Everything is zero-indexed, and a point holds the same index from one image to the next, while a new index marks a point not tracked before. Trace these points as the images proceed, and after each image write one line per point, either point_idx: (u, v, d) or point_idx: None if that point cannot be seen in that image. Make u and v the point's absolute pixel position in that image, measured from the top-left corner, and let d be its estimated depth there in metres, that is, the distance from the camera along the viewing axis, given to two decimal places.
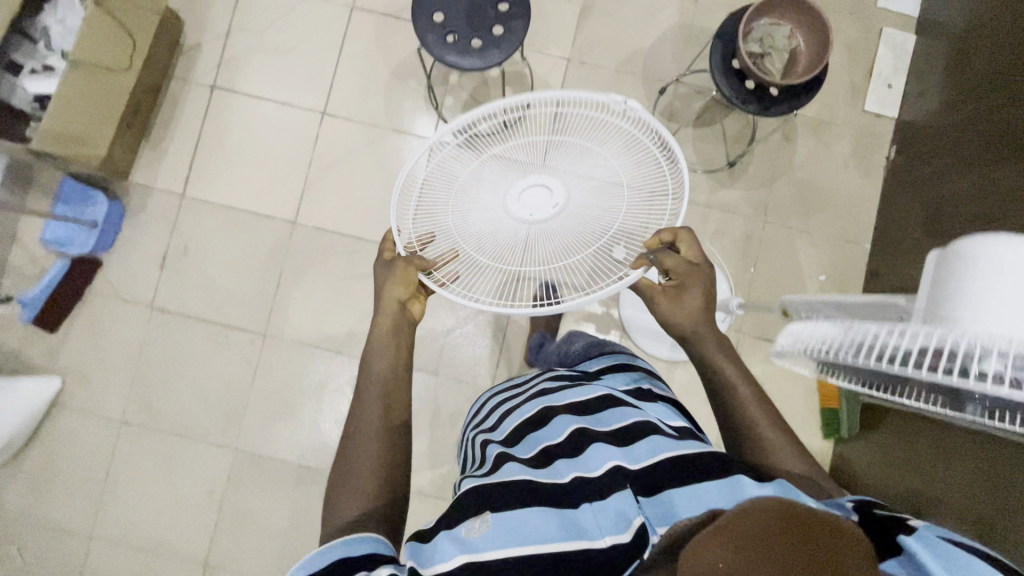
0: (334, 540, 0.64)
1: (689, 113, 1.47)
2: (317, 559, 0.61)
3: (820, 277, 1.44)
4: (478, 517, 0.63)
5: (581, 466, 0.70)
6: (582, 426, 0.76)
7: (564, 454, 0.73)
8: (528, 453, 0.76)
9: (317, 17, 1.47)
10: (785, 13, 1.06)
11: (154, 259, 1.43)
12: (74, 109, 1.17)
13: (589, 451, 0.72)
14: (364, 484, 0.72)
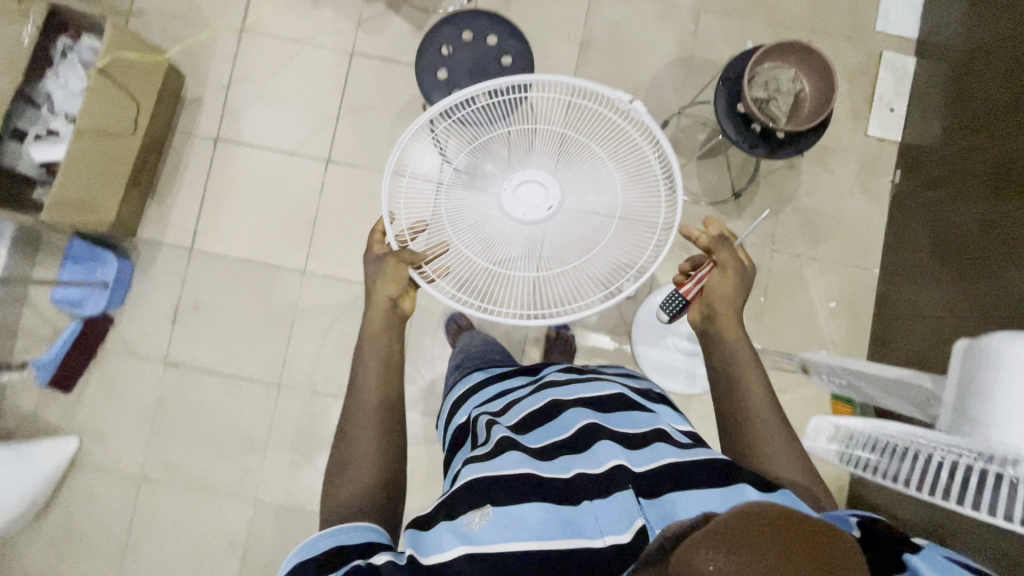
0: (332, 528, 0.68)
1: (692, 145, 1.47)
2: (317, 544, 0.66)
3: (830, 304, 1.45)
4: (480, 510, 0.66)
5: (587, 461, 0.72)
6: (592, 421, 0.79)
7: (570, 447, 0.76)
8: (535, 443, 0.77)
9: (317, 65, 1.47)
10: (788, 55, 1.06)
11: (165, 314, 1.43)
12: (80, 175, 1.15)
13: (599, 445, 0.74)
14: (359, 476, 0.78)
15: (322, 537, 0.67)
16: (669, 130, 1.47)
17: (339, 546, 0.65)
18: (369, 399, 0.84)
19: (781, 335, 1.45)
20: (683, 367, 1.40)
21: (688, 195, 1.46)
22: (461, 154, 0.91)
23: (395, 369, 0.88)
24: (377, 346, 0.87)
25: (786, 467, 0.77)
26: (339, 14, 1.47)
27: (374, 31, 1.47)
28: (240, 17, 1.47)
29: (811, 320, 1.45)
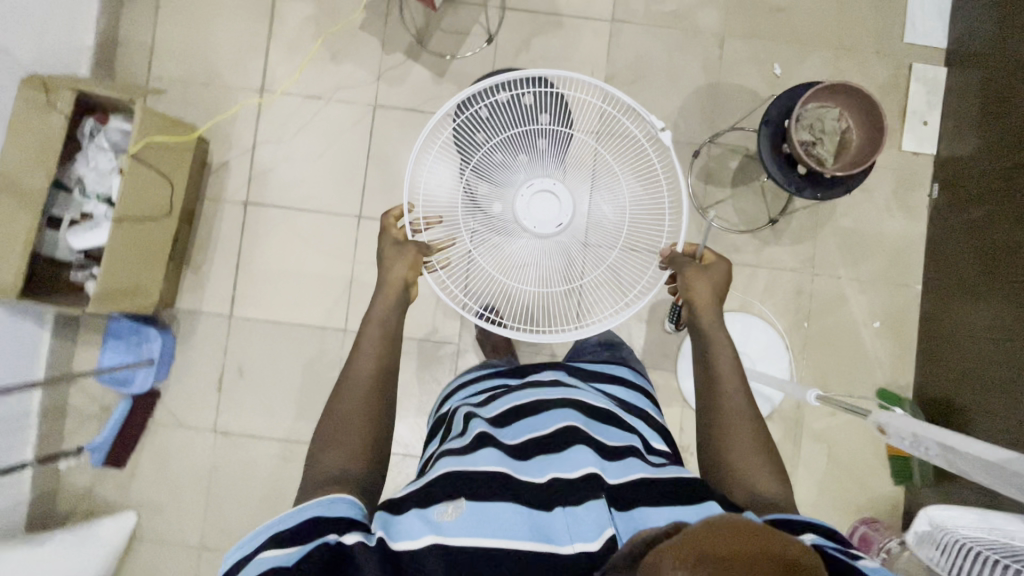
0: (309, 503, 0.72)
1: (726, 173, 1.45)
2: (293, 517, 0.69)
3: (873, 324, 1.44)
4: (454, 502, 0.72)
5: (563, 463, 0.79)
6: (576, 425, 0.86)
7: (548, 448, 0.82)
8: (512, 439, 0.85)
9: (341, 120, 1.46)
10: (834, 95, 1.03)
11: (210, 382, 1.43)
12: (123, 262, 1.15)
13: (573, 451, 0.81)
14: (343, 450, 0.83)
15: (304, 508, 0.71)
16: (700, 160, 1.45)
17: (318, 519, 0.69)
18: (360, 378, 0.90)
19: (826, 359, 1.44)
20: None
21: (723, 224, 1.45)
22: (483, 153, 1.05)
23: (386, 350, 0.94)
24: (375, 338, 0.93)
25: (764, 483, 0.85)
26: (359, 67, 1.45)
27: (395, 82, 1.46)
28: (260, 77, 1.45)
29: (856, 342, 1.44)
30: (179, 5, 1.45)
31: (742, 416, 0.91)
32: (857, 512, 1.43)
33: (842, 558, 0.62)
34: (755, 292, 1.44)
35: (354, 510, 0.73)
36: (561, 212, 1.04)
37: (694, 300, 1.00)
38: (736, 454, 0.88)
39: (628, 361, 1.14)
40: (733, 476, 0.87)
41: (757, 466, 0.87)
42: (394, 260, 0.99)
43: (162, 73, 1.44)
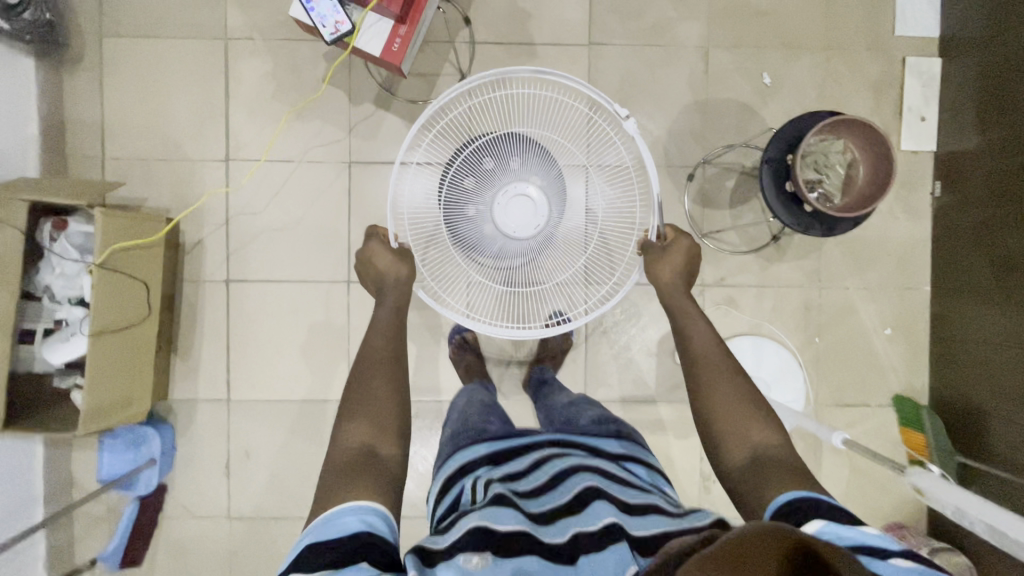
0: (341, 518, 0.73)
1: (723, 193, 1.39)
2: (327, 529, 0.72)
3: (885, 331, 1.41)
4: (480, 553, 0.69)
5: (586, 518, 0.76)
6: (596, 484, 0.82)
7: (569, 511, 0.79)
8: (535, 506, 0.80)
9: (316, 182, 1.37)
10: (834, 128, 0.98)
11: (218, 470, 1.39)
12: (106, 377, 1.09)
13: (593, 507, 0.78)
14: (367, 425, 0.91)
15: (334, 519, 0.73)
16: (695, 183, 1.39)
17: (346, 532, 0.71)
18: (376, 361, 0.98)
19: (841, 372, 1.42)
20: None
21: (725, 247, 1.39)
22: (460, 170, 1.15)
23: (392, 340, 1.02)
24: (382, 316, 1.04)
25: (757, 431, 0.91)
26: (327, 124, 1.37)
27: (368, 135, 1.37)
28: (224, 146, 1.37)
29: (869, 351, 1.42)
30: (126, 80, 1.36)
31: (720, 365, 0.99)
32: (884, 519, 1.42)
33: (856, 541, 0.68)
34: (764, 313, 1.40)
35: (384, 526, 0.75)
36: (537, 213, 1.12)
37: (658, 282, 1.08)
38: (733, 423, 0.92)
39: (630, 431, 1.04)
40: (732, 436, 0.91)
41: (753, 421, 0.92)
42: (394, 266, 1.07)
43: (119, 155, 1.36)
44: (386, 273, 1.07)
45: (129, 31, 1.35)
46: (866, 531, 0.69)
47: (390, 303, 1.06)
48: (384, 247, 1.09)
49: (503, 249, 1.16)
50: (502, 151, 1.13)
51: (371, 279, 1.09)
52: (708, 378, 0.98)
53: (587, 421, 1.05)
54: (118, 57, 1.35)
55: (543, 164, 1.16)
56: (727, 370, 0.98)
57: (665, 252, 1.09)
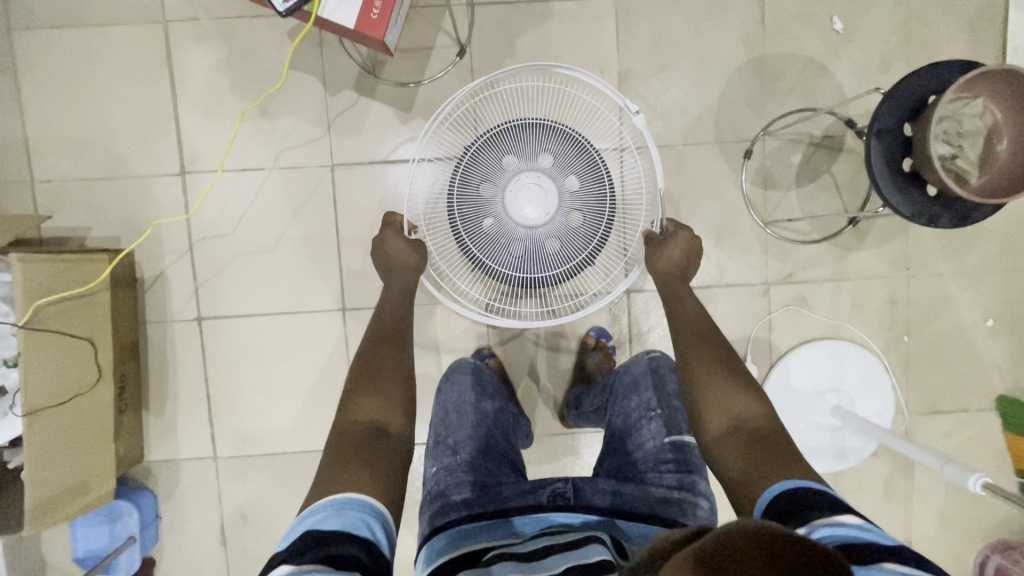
0: (348, 511, 0.59)
1: (787, 170, 1.14)
2: (331, 521, 0.58)
3: (987, 323, 1.19)
4: None
5: (576, 554, 0.63)
6: (597, 530, 0.69)
7: (562, 546, 0.66)
8: (532, 545, 0.68)
9: (294, 191, 1.13)
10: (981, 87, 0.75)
11: (211, 537, 1.18)
12: (60, 461, 0.90)
13: (590, 543, 0.65)
14: (379, 398, 0.75)
15: (339, 513, 0.59)
16: (754, 160, 1.14)
17: (352, 534, 0.57)
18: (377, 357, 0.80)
19: (935, 374, 1.19)
20: (831, 439, 1.16)
21: (794, 236, 1.16)
22: (474, 162, 0.93)
23: (399, 318, 0.87)
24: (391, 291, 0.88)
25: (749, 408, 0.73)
26: (301, 120, 1.12)
27: (351, 130, 1.12)
28: (177, 156, 1.12)
29: (968, 348, 1.19)
30: (51, 84, 1.11)
31: (701, 338, 0.82)
32: (988, 539, 1.22)
33: (855, 538, 0.52)
34: (843, 310, 1.18)
35: (389, 546, 0.60)
36: (549, 210, 0.90)
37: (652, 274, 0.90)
38: (706, 394, 0.76)
39: (691, 452, 0.84)
40: (708, 406, 0.75)
41: (730, 390, 0.75)
42: (405, 253, 0.88)
43: (53, 176, 1.12)
44: (396, 259, 0.89)
45: (46, 23, 1.10)
46: (851, 525, 0.53)
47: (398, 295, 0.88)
48: (397, 235, 0.90)
49: (533, 261, 0.93)
50: (523, 142, 0.92)
51: (382, 266, 0.91)
52: (686, 359, 0.80)
53: (647, 453, 0.85)
54: (36, 57, 1.10)
55: (575, 155, 0.93)
56: (711, 342, 0.81)
57: (663, 245, 0.89)
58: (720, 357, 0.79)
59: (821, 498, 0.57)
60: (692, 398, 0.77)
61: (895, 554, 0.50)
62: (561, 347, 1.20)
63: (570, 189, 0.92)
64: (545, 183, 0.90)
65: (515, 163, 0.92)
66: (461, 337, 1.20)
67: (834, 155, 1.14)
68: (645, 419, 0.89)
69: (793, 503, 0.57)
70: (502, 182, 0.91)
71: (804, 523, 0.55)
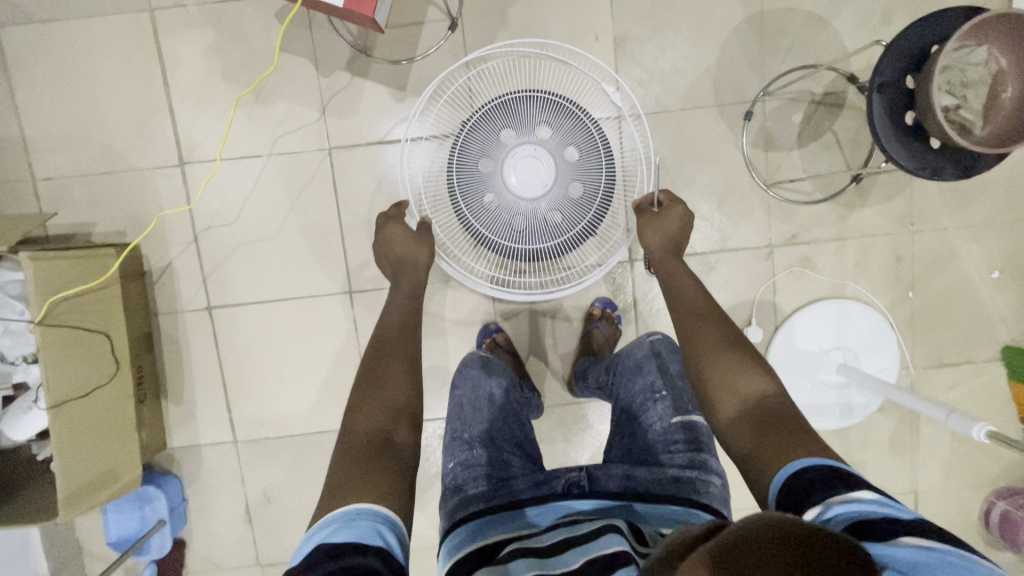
0: (358, 517, 0.60)
1: (788, 130, 1.13)
2: (343, 531, 0.58)
3: (992, 275, 1.18)
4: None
5: (592, 547, 0.64)
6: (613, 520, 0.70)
7: (578, 538, 0.67)
8: (549, 539, 0.70)
9: (293, 176, 1.13)
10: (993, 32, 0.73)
11: (237, 516, 1.23)
12: (82, 454, 0.91)
13: (604, 535, 0.66)
14: (392, 381, 0.79)
15: (350, 523, 0.59)
16: (755, 121, 1.13)
17: (363, 542, 0.57)
18: (386, 352, 0.82)
19: (940, 328, 1.20)
20: (836, 402, 1.18)
21: (798, 197, 1.15)
22: (471, 139, 0.92)
23: (406, 305, 0.88)
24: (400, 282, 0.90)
25: (747, 375, 0.74)
26: (295, 104, 1.11)
27: (346, 112, 1.11)
28: (174, 147, 1.12)
29: (972, 300, 1.19)
30: (42, 80, 1.10)
31: (708, 320, 0.82)
32: (993, 487, 1.25)
33: (875, 515, 0.52)
34: (847, 269, 1.18)
35: (401, 550, 0.60)
36: (548, 183, 0.90)
37: (647, 252, 0.91)
38: (712, 376, 0.76)
39: (699, 430, 0.85)
40: (714, 380, 0.76)
41: (736, 369, 0.75)
42: (415, 248, 0.91)
43: (53, 174, 1.12)
44: (405, 256, 0.91)
45: (32, 17, 1.09)
46: (865, 501, 0.53)
47: (412, 283, 0.90)
48: (403, 230, 0.92)
49: (536, 235, 0.93)
50: (517, 115, 0.91)
51: (390, 262, 0.93)
52: (690, 341, 0.81)
53: (657, 434, 0.86)
54: (24, 54, 1.10)
55: (572, 125, 0.92)
56: (714, 323, 0.81)
57: (657, 219, 0.90)
58: (725, 336, 0.80)
59: (833, 474, 0.57)
60: (699, 384, 0.77)
61: (914, 526, 0.50)
62: (567, 319, 1.22)
63: (570, 160, 0.92)
64: (543, 155, 0.90)
65: (513, 137, 0.92)
66: (467, 313, 1.21)
67: (836, 113, 1.12)
68: (650, 402, 0.90)
69: (808, 482, 0.57)
70: (501, 158, 0.91)
71: (817, 504, 0.55)
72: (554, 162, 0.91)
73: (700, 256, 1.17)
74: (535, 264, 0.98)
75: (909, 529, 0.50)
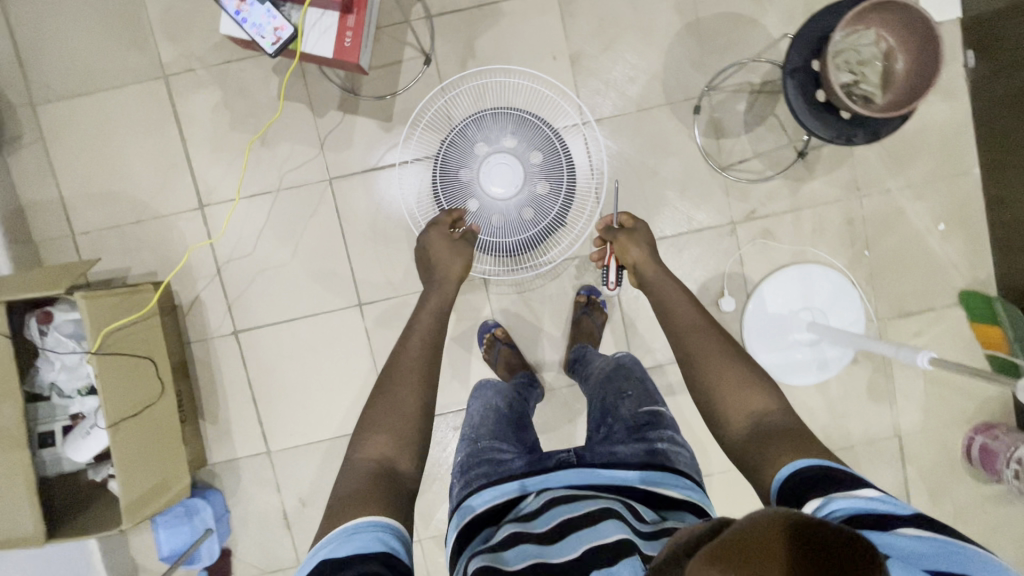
0: (356, 530, 0.62)
1: (735, 118, 1.26)
2: (343, 546, 0.60)
3: (939, 227, 1.30)
4: None
5: (591, 535, 0.67)
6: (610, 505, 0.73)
7: (577, 524, 0.70)
8: (544, 524, 0.72)
9: (300, 207, 1.27)
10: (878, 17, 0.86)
11: (276, 522, 1.33)
12: (140, 466, 1.04)
13: (605, 522, 0.69)
14: (409, 384, 0.81)
15: (350, 538, 0.61)
16: (703, 113, 1.26)
17: (365, 553, 0.59)
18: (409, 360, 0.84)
19: (898, 281, 1.31)
20: (811, 358, 1.29)
21: (751, 176, 1.28)
22: (449, 153, 1.07)
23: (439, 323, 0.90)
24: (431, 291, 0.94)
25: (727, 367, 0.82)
26: (297, 143, 1.26)
27: (341, 145, 1.26)
28: (194, 193, 1.27)
29: (924, 252, 1.31)
30: (75, 147, 1.26)
31: (707, 332, 0.87)
32: (971, 424, 1.34)
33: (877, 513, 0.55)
34: (804, 235, 1.30)
35: (403, 551, 0.63)
36: (518, 184, 1.03)
37: (637, 262, 1.00)
38: (721, 390, 0.80)
39: (665, 416, 0.91)
40: (708, 370, 0.82)
41: (746, 388, 0.79)
42: (450, 258, 0.97)
43: (90, 227, 1.27)
44: (438, 265, 0.97)
45: (63, 94, 1.25)
46: (868, 497, 0.57)
47: (438, 300, 0.93)
48: (442, 237, 0.99)
49: (512, 231, 1.06)
50: (487, 129, 1.06)
51: (423, 266, 1.01)
52: (689, 349, 0.86)
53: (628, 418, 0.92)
54: (59, 127, 1.25)
55: (534, 133, 1.06)
56: (712, 334, 0.87)
57: (632, 232, 1.03)
58: (723, 348, 0.84)
59: (834, 473, 0.61)
60: (708, 398, 0.81)
61: (912, 522, 0.54)
62: (557, 310, 1.33)
63: (535, 162, 1.05)
64: (513, 162, 1.04)
65: (484, 148, 1.05)
66: (466, 314, 1.33)
67: (775, 98, 1.26)
68: (619, 399, 0.96)
69: (812, 480, 0.61)
70: (476, 167, 1.05)
71: (819, 496, 0.59)
72: (523, 167, 1.04)
73: (671, 240, 1.30)
74: (515, 255, 1.11)
75: (906, 522, 0.54)
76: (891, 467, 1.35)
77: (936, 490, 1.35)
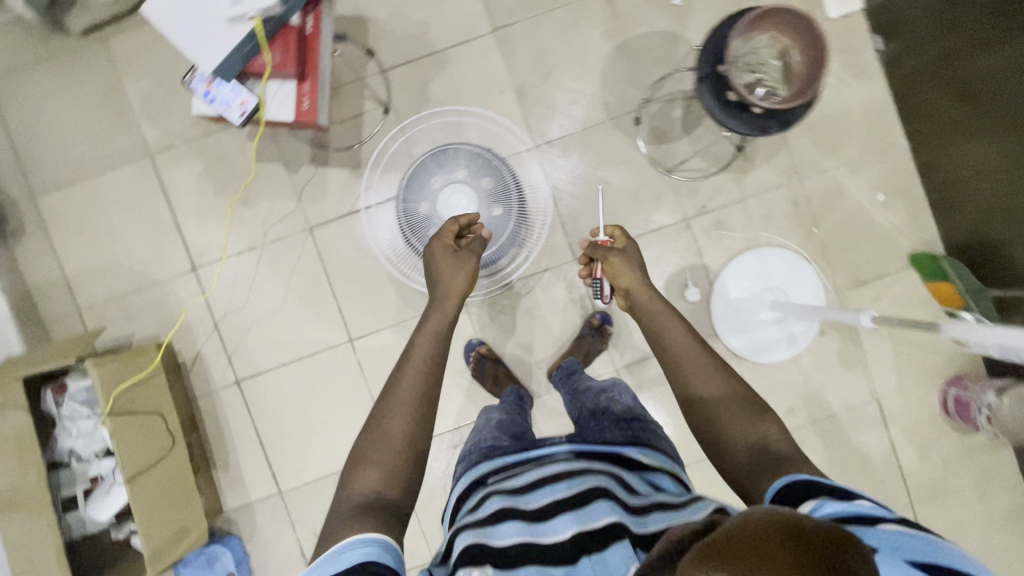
0: (343, 549, 0.68)
1: (673, 124, 1.37)
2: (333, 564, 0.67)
3: (879, 198, 1.39)
4: None
5: (583, 519, 0.69)
6: (603, 483, 0.74)
7: (569, 505, 0.71)
8: (536, 500, 0.74)
9: (285, 256, 1.37)
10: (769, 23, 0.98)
11: (294, 560, 1.38)
12: (159, 516, 1.10)
13: (596, 504, 0.71)
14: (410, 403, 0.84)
15: (339, 557, 0.67)
16: (644, 124, 1.37)
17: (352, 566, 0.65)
18: (414, 385, 0.86)
19: (851, 252, 1.39)
20: (780, 335, 1.36)
21: (696, 174, 1.38)
22: (408, 190, 1.17)
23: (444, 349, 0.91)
24: (438, 305, 0.94)
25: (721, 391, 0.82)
26: (276, 199, 1.36)
27: (317, 196, 1.36)
28: (186, 257, 1.37)
29: (869, 222, 1.39)
30: (73, 229, 1.37)
31: (705, 360, 0.86)
32: (944, 379, 1.40)
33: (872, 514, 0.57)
34: (755, 222, 1.39)
35: (390, 554, 0.69)
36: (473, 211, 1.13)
37: (628, 283, 0.97)
38: (726, 419, 0.79)
39: (653, 424, 0.94)
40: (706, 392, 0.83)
41: (749, 419, 0.78)
42: (453, 271, 0.97)
43: (93, 301, 1.36)
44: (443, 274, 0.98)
45: (59, 183, 1.36)
46: (863, 502, 0.58)
47: (441, 315, 0.93)
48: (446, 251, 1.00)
49: None
50: (440, 166, 1.16)
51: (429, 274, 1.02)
52: (688, 378, 0.85)
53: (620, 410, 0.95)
54: (57, 213, 1.37)
55: (482, 164, 1.17)
56: (713, 364, 0.85)
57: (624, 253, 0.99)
58: (723, 375, 0.83)
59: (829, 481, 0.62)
60: (712, 427, 0.80)
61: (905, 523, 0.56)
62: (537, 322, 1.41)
63: (486, 189, 1.16)
64: (468, 192, 1.14)
65: (438, 182, 1.15)
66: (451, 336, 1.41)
67: None
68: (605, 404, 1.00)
69: (809, 487, 0.63)
70: (434, 200, 1.14)
71: (815, 500, 0.60)
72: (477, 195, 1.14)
73: None
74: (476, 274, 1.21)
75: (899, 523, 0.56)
76: (874, 429, 1.41)
77: (921, 447, 1.40)
